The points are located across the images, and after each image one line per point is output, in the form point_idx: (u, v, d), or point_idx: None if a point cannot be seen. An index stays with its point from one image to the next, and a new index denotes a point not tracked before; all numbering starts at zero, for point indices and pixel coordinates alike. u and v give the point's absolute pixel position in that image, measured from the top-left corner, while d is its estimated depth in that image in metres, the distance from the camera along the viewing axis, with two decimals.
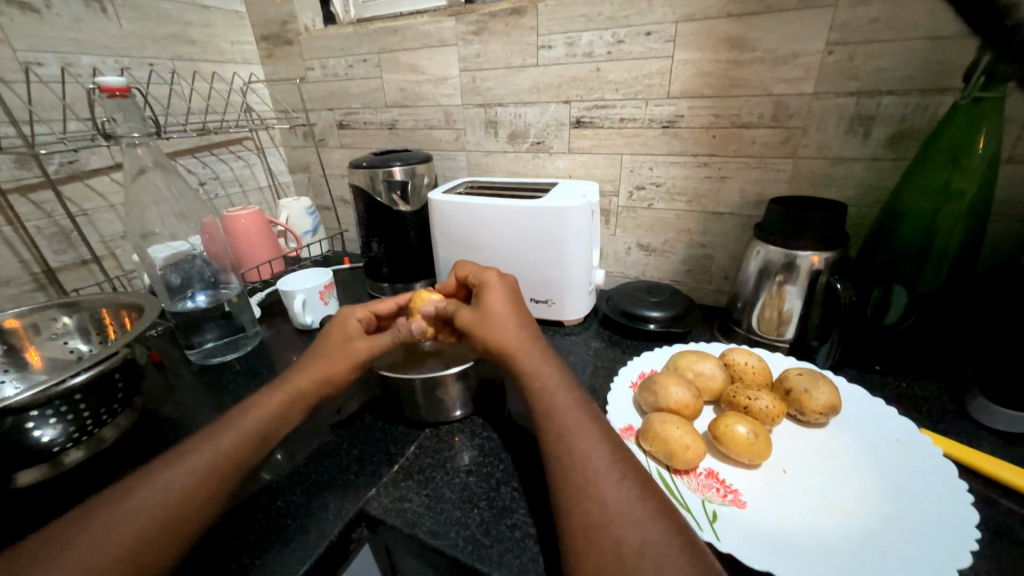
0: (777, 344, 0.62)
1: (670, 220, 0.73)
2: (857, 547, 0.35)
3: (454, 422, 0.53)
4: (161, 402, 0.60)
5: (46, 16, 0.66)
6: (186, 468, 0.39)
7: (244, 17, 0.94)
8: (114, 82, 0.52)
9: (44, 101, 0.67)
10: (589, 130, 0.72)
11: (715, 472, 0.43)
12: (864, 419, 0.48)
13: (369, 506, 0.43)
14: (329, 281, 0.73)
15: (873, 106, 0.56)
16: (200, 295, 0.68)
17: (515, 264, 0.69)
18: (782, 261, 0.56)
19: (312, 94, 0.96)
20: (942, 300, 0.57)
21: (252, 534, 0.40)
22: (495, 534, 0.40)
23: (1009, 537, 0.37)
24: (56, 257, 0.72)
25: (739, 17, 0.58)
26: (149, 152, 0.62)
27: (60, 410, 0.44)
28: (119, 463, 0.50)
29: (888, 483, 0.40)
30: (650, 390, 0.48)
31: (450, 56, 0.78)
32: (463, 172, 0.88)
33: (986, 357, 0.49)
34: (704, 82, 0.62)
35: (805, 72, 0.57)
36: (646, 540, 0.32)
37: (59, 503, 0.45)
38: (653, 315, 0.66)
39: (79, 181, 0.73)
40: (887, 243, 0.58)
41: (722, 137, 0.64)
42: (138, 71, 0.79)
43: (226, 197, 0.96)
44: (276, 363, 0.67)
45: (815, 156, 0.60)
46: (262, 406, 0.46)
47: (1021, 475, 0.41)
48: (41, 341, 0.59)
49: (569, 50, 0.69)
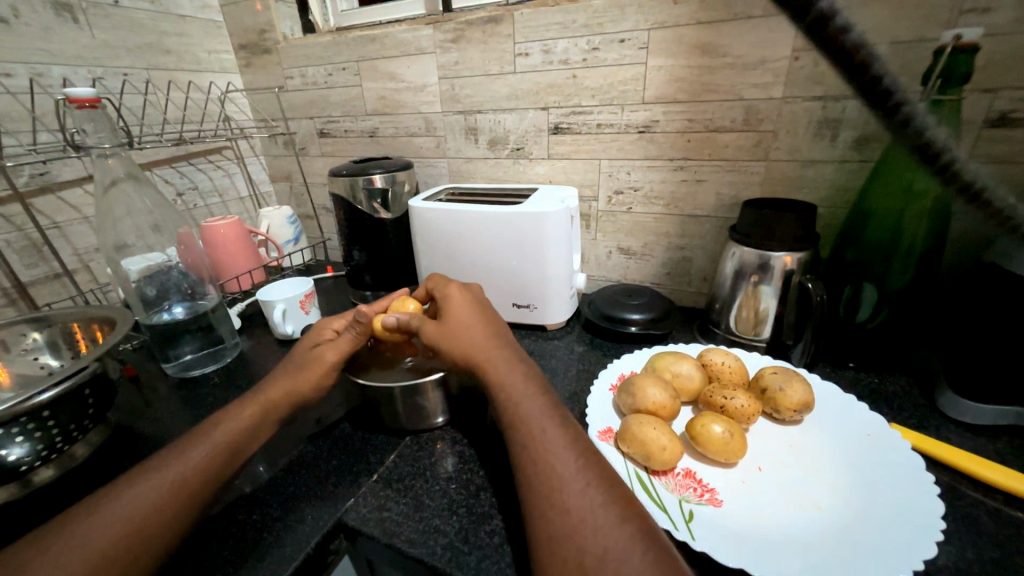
0: (754, 343, 0.63)
1: (648, 223, 0.74)
2: (828, 542, 0.36)
3: (434, 429, 0.53)
4: (136, 417, 0.59)
5: (15, 26, 0.65)
6: (152, 484, 0.38)
7: (222, 26, 0.93)
8: (84, 93, 0.52)
9: (12, 112, 0.66)
10: (568, 136, 0.73)
11: (692, 472, 0.44)
12: (836, 416, 0.49)
13: (347, 517, 0.43)
14: (309, 290, 0.73)
15: (839, 110, 0.57)
16: (177, 307, 0.67)
17: (496, 269, 0.69)
18: (757, 262, 0.57)
19: (291, 102, 0.95)
20: (911, 297, 0.58)
21: (225, 550, 0.39)
22: (474, 540, 0.39)
23: (975, 527, 0.38)
24: (26, 271, 0.70)
25: (708, 25, 0.59)
26: (122, 163, 0.61)
27: (27, 428, 0.43)
28: (91, 480, 0.49)
29: (858, 478, 0.41)
30: (629, 392, 0.49)
31: (428, 64, 0.78)
32: (445, 179, 0.88)
33: (954, 352, 0.51)
34: (677, 88, 0.64)
35: (773, 78, 0.59)
36: (608, 548, 0.32)
37: (25, 524, 0.43)
38: (633, 318, 0.67)
39: (51, 193, 0.71)
40: (856, 244, 0.60)
41: (697, 141, 0.65)
42: (111, 81, 0.77)
43: (204, 207, 0.94)
44: (256, 374, 0.66)
45: (786, 159, 0.62)
46: (232, 420, 0.45)
47: (986, 466, 0.42)
48: (11, 357, 0.57)
49: (545, 57, 0.69)
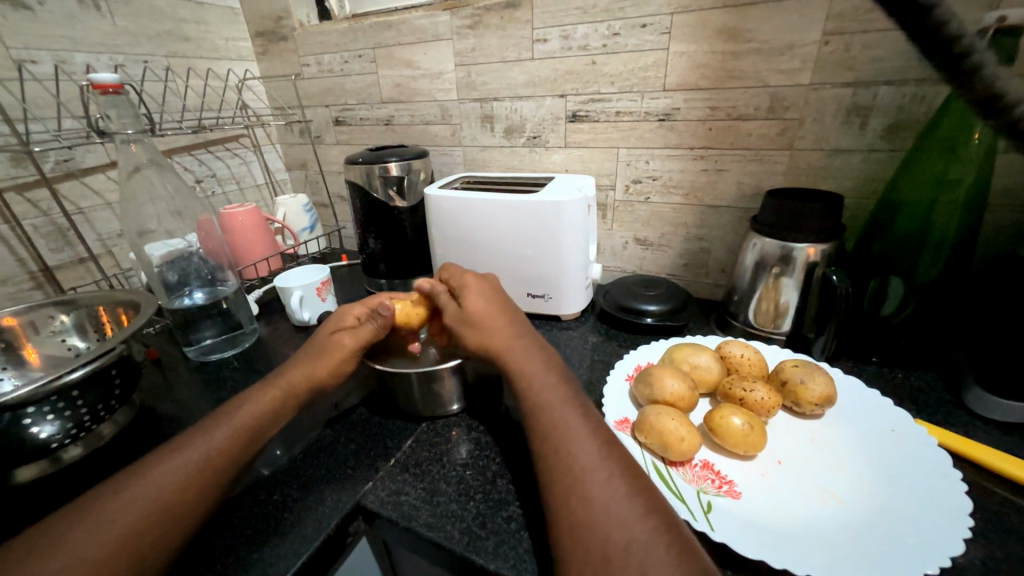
0: (774, 337, 0.62)
1: (666, 213, 0.73)
2: (851, 537, 0.35)
3: (450, 416, 0.54)
4: (159, 400, 0.60)
5: (40, 13, 0.66)
6: (178, 463, 0.39)
7: (239, 14, 0.93)
8: (107, 79, 0.52)
9: (39, 99, 0.67)
10: (585, 125, 0.72)
11: (710, 464, 0.44)
12: (860, 410, 0.48)
13: (365, 500, 0.43)
14: (326, 277, 0.73)
15: (869, 97, 0.55)
16: (197, 292, 0.68)
17: (512, 259, 0.69)
18: (779, 254, 0.56)
19: (308, 90, 0.95)
20: (937, 292, 0.56)
21: (248, 528, 0.40)
22: (491, 526, 0.40)
23: (1003, 526, 0.37)
24: (53, 256, 0.72)
25: (734, 9, 0.57)
26: (144, 149, 0.61)
27: (58, 407, 0.44)
28: (117, 459, 0.50)
29: (882, 473, 0.40)
30: (646, 383, 0.48)
31: (445, 50, 0.77)
32: (460, 168, 0.88)
33: (983, 347, 0.49)
34: (700, 74, 0.62)
35: (801, 63, 0.57)
36: (631, 538, 0.32)
37: (57, 499, 0.45)
38: (650, 309, 0.66)
39: (75, 179, 0.73)
40: (884, 235, 0.58)
41: (718, 129, 0.64)
42: (133, 68, 0.78)
43: (222, 195, 0.95)
44: (273, 359, 0.67)
45: (812, 148, 0.60)
46: (256, 403, 0.46)
47: (1015, 464, 0.41)
48: (39, 339, 0.59)
49: (564, 43, 0.68)
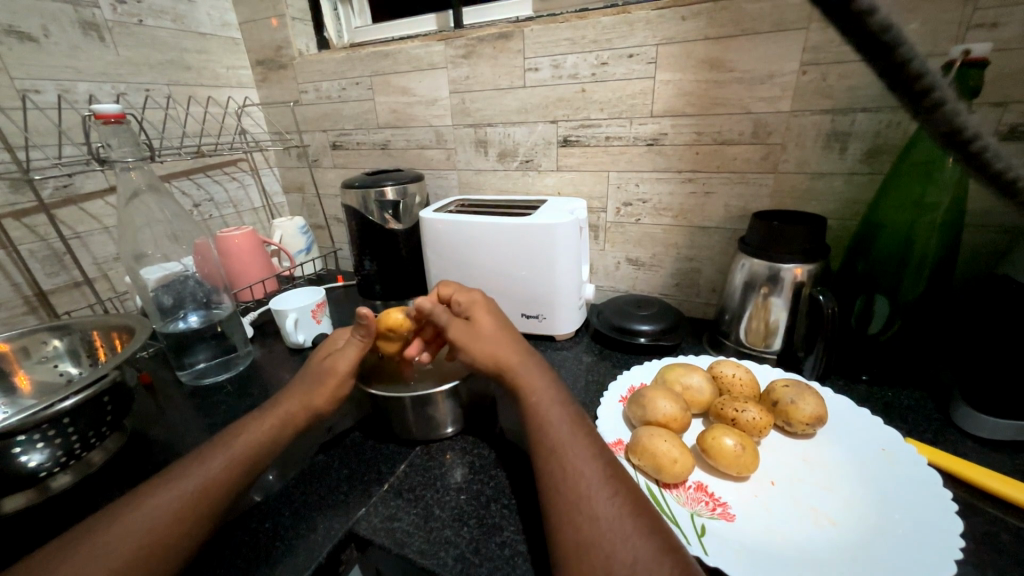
0: (765, 355, 0.62)
1: (657, 234, 0.74)
2: (846, 557, 0.35)
3: (444, 439, 0.53)
4: (150, 426, 0.59)
5: (45, 45, 0.68)
6: (173, 493, 0.38)
7: (240, 43, 0.96)
8: (109, 109, 0.53)
9: (40, 126, 0.68)
10: (576, 149, 0.74)
11: (704, 485, 0.44)
12: (851, 429, 0.48)
13: (358, 527, 0.43)
14: (321, 299, 0.73)
15: (848, 123, 0.58)
16: (193, 316, 0.68)
17: (506, 279, 0.70)
18: (767, 274, 0.57)
19: (306, 116, 0.98)
20: (923, 309, 0.57)
21: (240, 558, 0.40)
22: (485, 552, 0.39)
23: (993, 545, 0.38)
24: (48, 280, 0.72)
25: (715, 41, 0.60)
26: (143, 175, 0.62)
27: (48, 435, 0.44)
28: (107, 487, 0.49)
29: (874, 491, 0.41)
30: (639, 404, 0.49)
31: (440, 78, 0.80)
32: (455, 190, 0.89)
33: (970, 365, 0.50)
34: (686, 102, 0.64)
35: (782, 92, 0.59)
36: (636, 558, 0.32)
37: (44, 529, 0.44)
38: (643, 328, 0.67)
39: (74, 205, 0.74)
40: (868, 255, 0.60)
41: (705, 153, 0.66)
42: (134, 97, 0.80)
43: (220, 218, 0.97)
44: (268, 383, 0.67)
45: (796, 171, 0.62)
46: (255, 430, 0.45)
47: (1005, 483, 0.41)
48: (31, 364, 0.59)
49: (555, 72, 0.71)
